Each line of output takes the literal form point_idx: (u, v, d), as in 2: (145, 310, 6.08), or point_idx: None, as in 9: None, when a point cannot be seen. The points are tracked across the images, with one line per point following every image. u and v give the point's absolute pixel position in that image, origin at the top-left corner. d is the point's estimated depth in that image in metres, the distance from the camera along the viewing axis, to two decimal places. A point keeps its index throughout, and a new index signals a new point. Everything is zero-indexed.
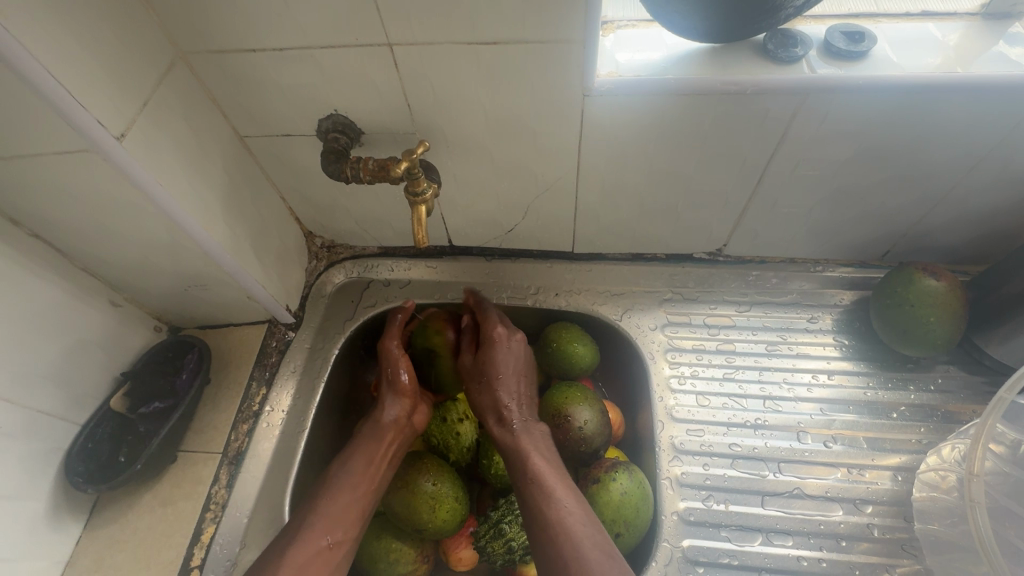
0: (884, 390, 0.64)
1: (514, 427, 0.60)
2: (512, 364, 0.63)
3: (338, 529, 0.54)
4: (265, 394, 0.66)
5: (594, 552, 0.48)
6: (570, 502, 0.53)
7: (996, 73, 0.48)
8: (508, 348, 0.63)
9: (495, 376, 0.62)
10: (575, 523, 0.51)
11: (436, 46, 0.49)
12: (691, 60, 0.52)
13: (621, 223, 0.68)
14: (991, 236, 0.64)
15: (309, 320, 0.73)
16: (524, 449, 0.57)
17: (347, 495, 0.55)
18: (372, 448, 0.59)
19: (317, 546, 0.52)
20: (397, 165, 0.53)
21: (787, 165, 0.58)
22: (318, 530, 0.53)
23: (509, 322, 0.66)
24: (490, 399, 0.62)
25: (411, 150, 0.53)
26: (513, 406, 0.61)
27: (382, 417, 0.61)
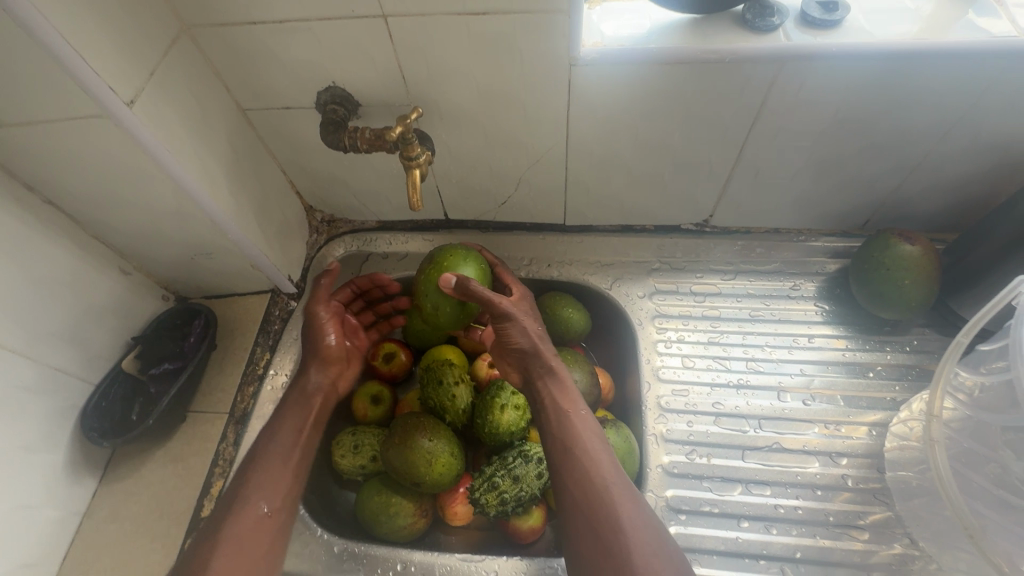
0: (862, 351, 0.67)
1: (555, 370, 0.61)
2: (540, 321, 0.66)
3: (276, 500, 0.56)
4: (269, 358, 0.69)
5: (632, 504, 0.52)
6: (605, 448, 0.55)
7: (964, 40, 0.50)
8: (532, 304, 0.67)
9: (535, 322, 0.64)
10: (613, 470, 0.53)
11: (430, 17, 0.51)
12: (674, 31, 0.54)
13: (610, 195, 0.71)
14: (966, 204, 0.66)
15: (311, 290, 0.76)
16: (572, 395, 0.59)
17: (285, 463, 0.58)
18: (303, 415, 0.62)
19: (258, 514, 0.54)
20: (391, 131, 0.55)
21: (767, 134, 0.61)
22: (256, 499, 0.55)
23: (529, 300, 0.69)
24: (539, 342, 0.62)
25: (405, 116, 0.54)
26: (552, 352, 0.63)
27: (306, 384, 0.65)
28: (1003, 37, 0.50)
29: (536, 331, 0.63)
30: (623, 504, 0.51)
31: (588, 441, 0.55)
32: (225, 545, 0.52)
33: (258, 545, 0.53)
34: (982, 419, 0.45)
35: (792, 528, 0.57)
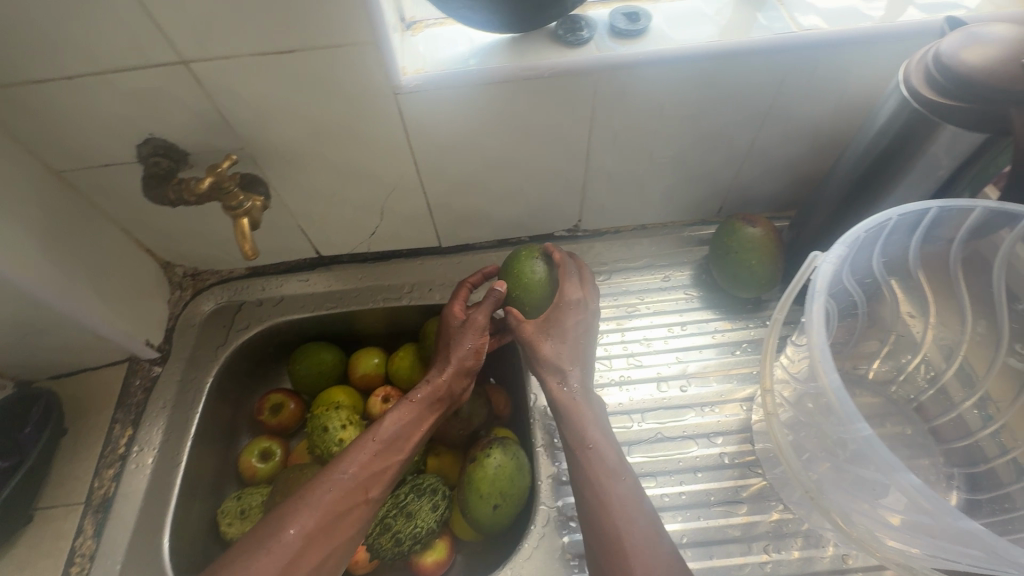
0: (730, 331, 0.71)
1: (572, 395, 0.60)
2: (579, 330, 0.63)
3: (375, 486, 0.56)
4: (132, 434, 0.64)
5: (647, 545, 0.50)
6: (623, 477, 0.54)
7: (755, 39, 0.54)
8: (579, 312, 0.63)
9: (560, 334, 0.62)
10: (626, 507, 0.52)
11: (234, 59, 0.49)
12: (494, 51, 0.55)
13: (477, 213, 0.71)
14: (798, 182, 0.72)
15: (177, 352, 0.71)
16: (585, 422, 0.58)
17: (390, 452, 0.58)
18: (423, 412, 0.61)
19: (354, 497, 0.55)
20: (200, 183, 0.48)
21: (606, 139, 0.63)
22: (357, 481, 0.56)
23: (592, 319, 0.65)
24: (552, 362, 0.61)
25: (214, 164, 0.47)
26: (575, 370, 0.61)
27: (440, 379, 0.61)
28: (786, 33, 0.55)
29: (554, 345, 0.62)
30: (639, 543, 0.50)
31: (607, 471, 0.55)
32: (314, 513, 0.53)
33: (343, 530, 0.54)
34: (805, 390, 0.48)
35: (677, 514, 0.59)
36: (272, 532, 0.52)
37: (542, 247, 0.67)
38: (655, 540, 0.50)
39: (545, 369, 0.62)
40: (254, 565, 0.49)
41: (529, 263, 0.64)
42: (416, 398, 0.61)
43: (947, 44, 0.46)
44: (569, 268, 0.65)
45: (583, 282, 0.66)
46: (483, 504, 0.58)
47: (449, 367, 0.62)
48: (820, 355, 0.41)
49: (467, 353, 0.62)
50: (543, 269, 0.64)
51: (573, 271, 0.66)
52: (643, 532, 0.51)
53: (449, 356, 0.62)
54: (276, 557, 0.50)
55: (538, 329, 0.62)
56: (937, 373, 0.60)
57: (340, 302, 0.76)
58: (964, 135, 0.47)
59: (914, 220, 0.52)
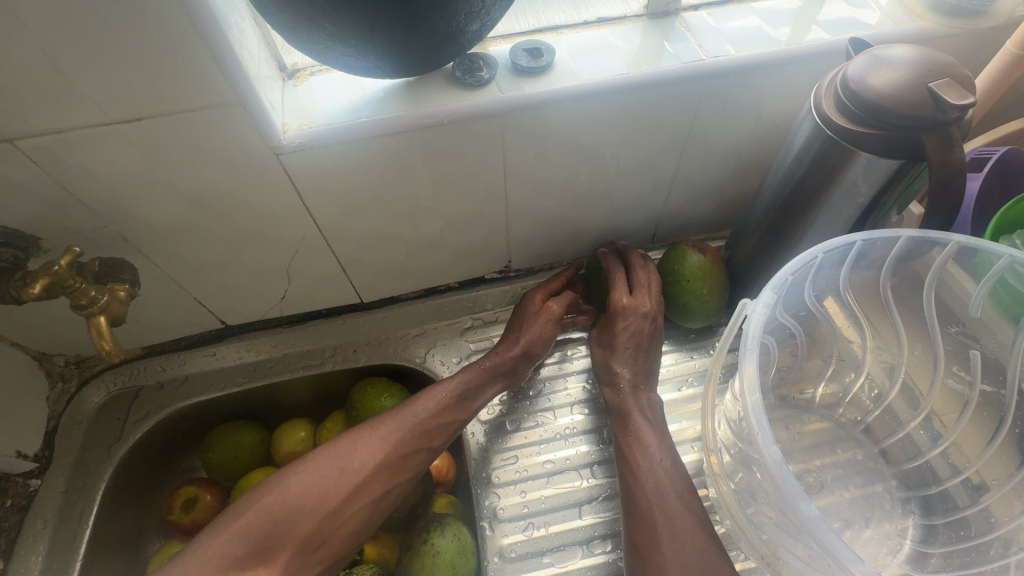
0: (675, 364, 0.68)
1: (620, 391, 0.59)
2: (631, 340, 0.60)
3: (439, 439, 0.56)
4: (4, 568, 0.55)
5: (681, 523, 0.47)
6: (664, 458, 0.52)
7: (661, 70, 0.52)
8: (633, 319, 0.60)
9: (608, 342, 0.61)
10: (659, 484, 0.50)
11: (71, 132, 0.42)
12: (386, 99, 0.50)
13: (396, 265, 0.66)
14: (728, 203, 0.70)
15: (60, 458, 0.61)
16: (627, 407, 0.57)
17: (460, 409, 0.58)
18: (493, 377, 0.60)
19: (421, 444, 0.55)
20: (32, 286, 0.41)
21: (525, 179, 0.59)
22: (425, 430, 0.55)
23: (649, 322, 0.60)
24: (602, 366, 0.61)
25: (47, 262, 0.41)
26: (625, 373, 0.59)
27: (514, 346, 0.61)
28: (694, 62, 0.52)
29: (606, 354, 0.61)
30: (673, 518, 0.47)
31: (649, 443, 0.53)
32: (381, 449, 0.53)
33: (404, 470, 0.54)
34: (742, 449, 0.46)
35: None
36: (343, 455, 0.51)
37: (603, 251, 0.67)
38: (689, 519, 0.47)
39: (599, 373, 0.61)
40: (323, 481, 0.50)
41: (597, 275, 0.66)
42: (488, 363, 0.60)
43: (853, 68, 0.44)
44: (614, 274, 0.63)
45: (634, 286, 0.62)
46: None
47: (518, 347, 0.61)
48: (756, 422, 0.39)
49: (539, 333, 0.62)
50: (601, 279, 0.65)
51: (623, 275, 0.63)
52: (679, 508, 0.48)
53: (521, 328, 0.63)
54: (344, 479, 0.50)
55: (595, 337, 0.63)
56: (881, 392, 0.59)
57: (255, 374, 0.68)
58: (879, 162, 0.46)
59: (841, 254, 0.51)
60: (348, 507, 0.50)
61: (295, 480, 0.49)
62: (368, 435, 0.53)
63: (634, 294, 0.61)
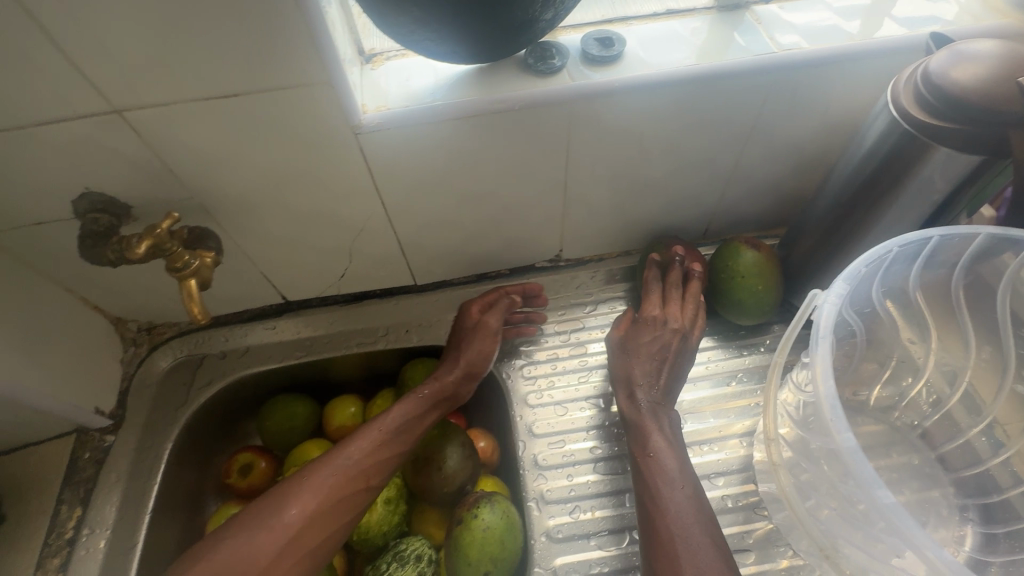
0: (723, 360, 0.68)
1: (638, 408, 0.58)
2: (657, 350, 0.61)
3: (376, 476, 0.55)
4: (80, 516, 0.58)
5: (703, 555, 0.47)
6: (684, 484, 0.52)
7: (730, 62, 0.52)
8: (660, 329, 0.62)
9: (633, 349, 0.62)
10: (682, 514, 0.50)
11: (174, 106, 0.45)
12: (459, 84, 0.51)
13: (451, 249, 0.67)
14: (783, 202, 0.70)
15: (131, 418, 0.65)
16: (647, 429, 0.56)
17: (396, 442, 0.57)
18: (428, 407, 0.60)
19: (356, 484, 0.54)
20: (137, 245, 0.44)
21: (586, 168, 0.60)
22: (359, 469, 0.54)
23: (675, 337, 0.61)
24: (621, 376, 0.61)
25: (154, 225, 0.44)
26: (644, 385, 0.59)
27: (443, 380, 0.61)
28: (765, 54, 0.52)
29: (629, 361, 0.61)
30: (695, 550, 0.47)
31: (667, 471, 0.53)
32: (317, 493, 0.52)
33: (344, 512, 0.53)
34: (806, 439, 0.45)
35: None
36: (272, 511, 0.51)
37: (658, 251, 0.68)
38: (708, 545, 0.47)
39: (617, 383, 0.61)
40: (251, 543, 0.49)
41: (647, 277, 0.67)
42: (424, 392, 0.60)
43: (935, 62, 0.44)
44: (652, 286, 0.65)
45: (667, 300, 0.64)
46: (472, 572, 0.53)
47: (455, 373, 0.62)
48: (828, 410, 0.38)
49: (475, 358, 0.63)
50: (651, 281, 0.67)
51: (660, 288, 0.65)
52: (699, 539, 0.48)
53: (460, 358, 0.63)
54: (273, 536, 0.49)
55: (619, 342, 0.63)
56: (939, 398, 0.58)
57: (311, 349, 0.71)
58: (959, 157, 0.45)
59: (914, 249, 0.50)
60: (280, 564, 0.49)
61: (223, 545, 0.49)
62: (294, 484, 0.52)
63: (667, 307, 0.63)
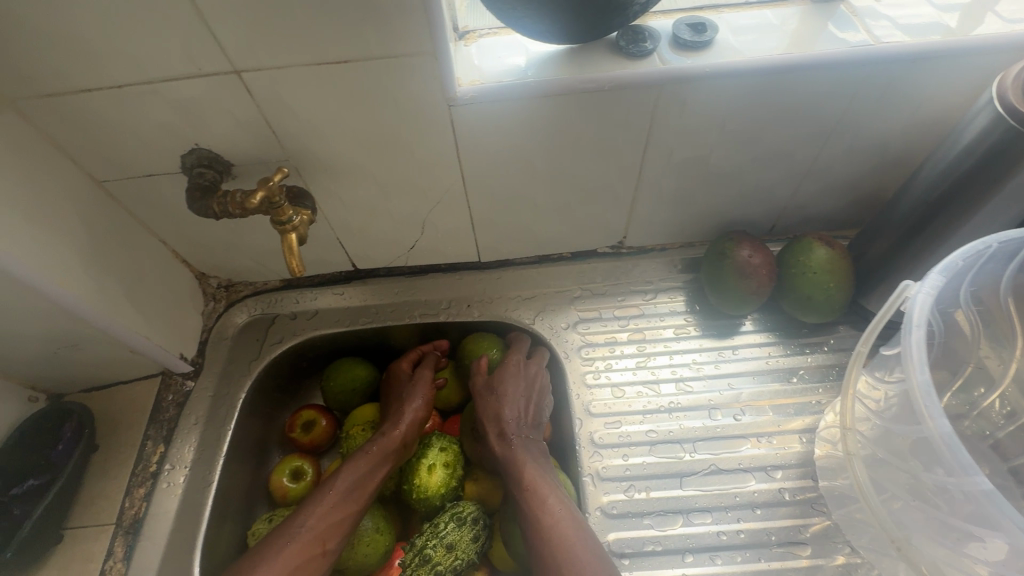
0: (784, 357, 0.67)
1: (513, 445, 0.60)
2: (522, 390, 0.63)
3: (332, 538, 0.54)
4: (163, 452, 0.62)
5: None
6: (565, 516, 0.54)
7: (825, 52, 0.51)
8: (519, 371, 0.64)
9: (502, 392, 0.63)
10: (576, 552, 0.51)
11: (287, 69, 0.47)
12: (551, 63, 0.53)
13: (518, 228, 0.69)
14: (857, 202, 0.69)
15: (209, 367, 0.69)
16: (522, 466, 0.57)
17: (350, 503, 0.56)
18: (381, 460, 0.59)
19: (311, 550, 0.53)
20: (254, 197, 0.49)
21: (663, 153, 0.60)
22: (313, 535, 0.53)
23: (540, 379, 0.65)
24: (490, 416, 0.62)
25: (268, 178, 0.49)
26: (512, 423, 0.61)
27: (395, 433, 0.60)
28: (863, 45, 0.51)
29: (497, 403, 0.62)
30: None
31: (548, 507, 0.54)
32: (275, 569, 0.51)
33: None
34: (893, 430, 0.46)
35: (736, 554, 0.55)
36: None
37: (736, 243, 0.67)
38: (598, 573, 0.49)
39: (488, 423, 0.62)
40: None
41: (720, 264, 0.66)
42: (372, 448, 0.59)
43: None
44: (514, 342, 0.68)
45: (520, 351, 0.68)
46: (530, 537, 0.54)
47: (404, 426, 0.61)
48: (922, 397, 0.40)
49: (420, 407, 0.63)
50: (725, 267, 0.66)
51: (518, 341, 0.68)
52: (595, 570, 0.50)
53: (404, 410, 0.62)
54: None
55: (483, 385, 0.64)
56: (1014, 410, 0.56)
57: (376, 316, 0.74)
58: None
59: (1014, 248, 0.50)
60: None
61: None
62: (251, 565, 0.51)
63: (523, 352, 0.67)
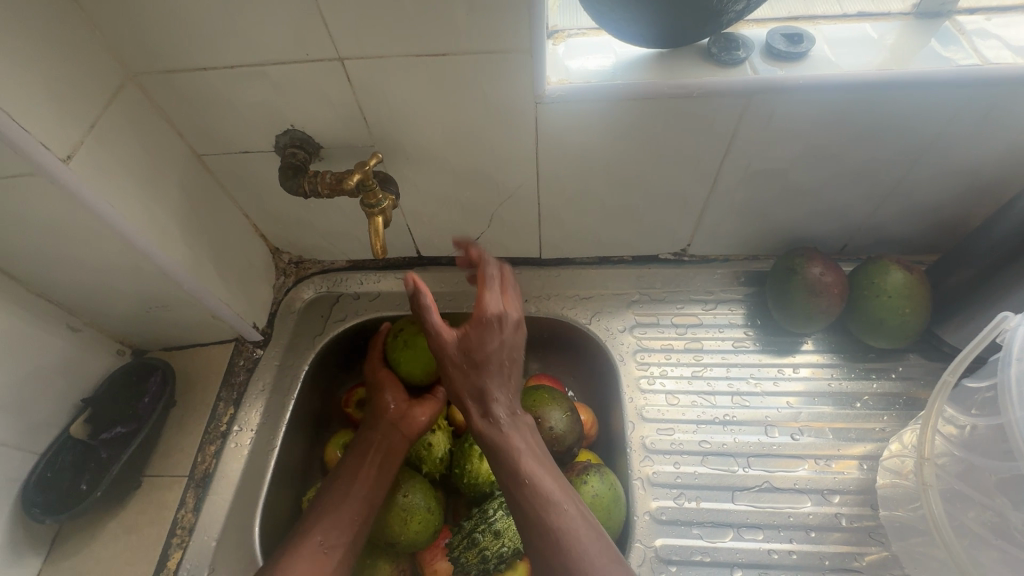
0: (848, 380, 0.65)
1: (496, 426, 0.56)
2: (502, 356, 0.58)
3: (335, 536, 0.55)
4: (233, 413, 0.66)
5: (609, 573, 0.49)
6: (563, 499, 0.52)
7: (928, 70, 0.50)
8: (503, 334, 0.57)
9: (481, 360, 0.57)
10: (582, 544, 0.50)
11: (387, 59, 0.49)
12: (639, 66, 0.53)
13: (584, 228, 0.69)
14: (940, 226, 0.66)
15: (277, 338, 0.72)
16: (507, 449, 0.55)
17: (342, 501, 0.57)
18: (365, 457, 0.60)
19: (313, 549, 0.54)
20: (351, 178, 0.53)
21: (741, 163, 0.60)
22: (313, 535, 0.55)
23: (518, 332, 0.60)
24: (471, 390, 0.57)
25: (365, 162, 0.53)
26: (496, 397, 0.57)
27: (373, 430, 0.62)
28: (970, 65, 0.49)
29: (477, 374, 0.57)
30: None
31: (541, 487, 0.53)
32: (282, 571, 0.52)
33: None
34: (975, 461, 0.46)
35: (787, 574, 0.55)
36: None
37: (807, 257, 0.64)
38: (615, 572, 0.49)
39: (466, 397, 0.58)
40: None
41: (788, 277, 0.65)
42: (353, 450, 0.62)
43: None
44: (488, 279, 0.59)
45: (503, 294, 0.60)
46: None
47: (378, 426, 0.63)
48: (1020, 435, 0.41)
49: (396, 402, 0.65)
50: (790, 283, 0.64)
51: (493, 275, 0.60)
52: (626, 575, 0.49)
53: (377, 411, 0.64)
54: None
55: (461, 357, 0.57)
56: None
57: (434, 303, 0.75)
58: None
59: None
60: None
61: None
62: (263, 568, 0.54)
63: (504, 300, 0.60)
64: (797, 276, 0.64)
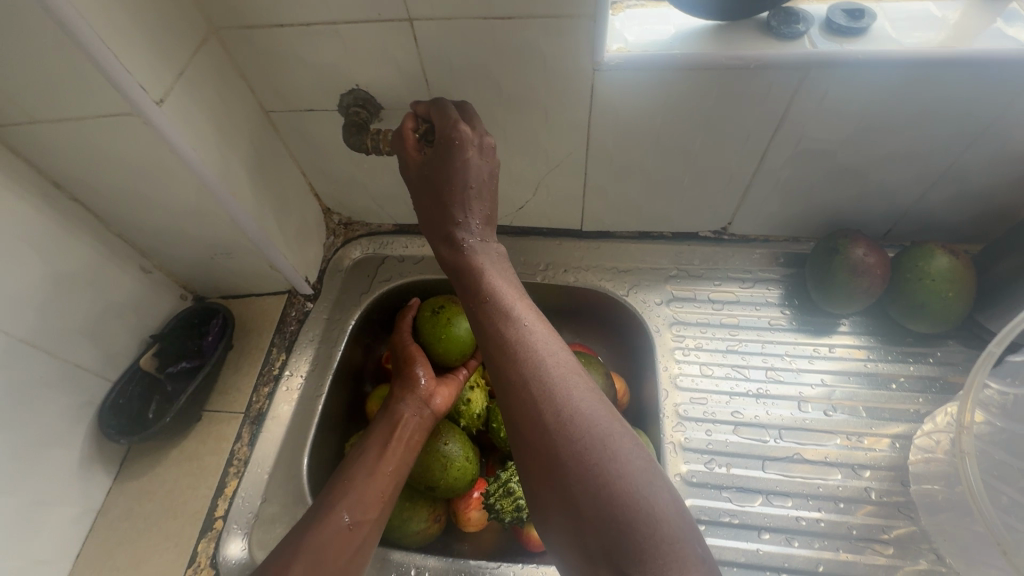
0: (884, 363, 0.66)
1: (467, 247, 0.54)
2: (473, 177, 0.52)
3: (360, 510, 0.55)
4: (285, 359, 0.70)
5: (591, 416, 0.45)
6: (542, 344, 0.49)
7: (993, 48, 0.49)
8: (470, 159, 0.51)
9: (446, 193, 0.53)
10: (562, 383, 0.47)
11: (455, 21, 0.51)
12: (698, 37, 0.54)
13: (628, 201, 0.71)
14: (991, 214, 0.66)
15: (326, 293, 0.75)
16: (476, 270, 0.53)
17: (367, 473, 0.57)
18: (387, 430, 0.61)
19: (338, 526, 0.54)
20: None
21: (790, 140, 0.60)
22: (337, 510, 0.55)
23: (484, 159, 0.52)
24: (439, 215, 0.54)
25: None
26: (470, 213, 0.54)
27: (395, 405, 0.62)
28: None
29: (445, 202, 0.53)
30: (582, 423, 0.45)
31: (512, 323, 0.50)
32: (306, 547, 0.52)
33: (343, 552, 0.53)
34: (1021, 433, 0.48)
35: (814, 541, 0.56)
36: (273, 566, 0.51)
37: (851, 242, 0.64)
38: (598, 408, 0.46)
39: (434, 223, 0.55)
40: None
41: (830, 265, 0.65)
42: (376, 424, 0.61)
43: None
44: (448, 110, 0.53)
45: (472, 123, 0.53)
46: None
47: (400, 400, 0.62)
48: None
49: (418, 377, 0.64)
50: (829, 270, 0.65)
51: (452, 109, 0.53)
52: (631, 443, 0.45)
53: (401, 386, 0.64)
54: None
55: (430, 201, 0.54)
56: None
57: None
58: None
59: None
60: None
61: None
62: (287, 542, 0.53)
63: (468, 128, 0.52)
64: (837, 263, 0.64)
